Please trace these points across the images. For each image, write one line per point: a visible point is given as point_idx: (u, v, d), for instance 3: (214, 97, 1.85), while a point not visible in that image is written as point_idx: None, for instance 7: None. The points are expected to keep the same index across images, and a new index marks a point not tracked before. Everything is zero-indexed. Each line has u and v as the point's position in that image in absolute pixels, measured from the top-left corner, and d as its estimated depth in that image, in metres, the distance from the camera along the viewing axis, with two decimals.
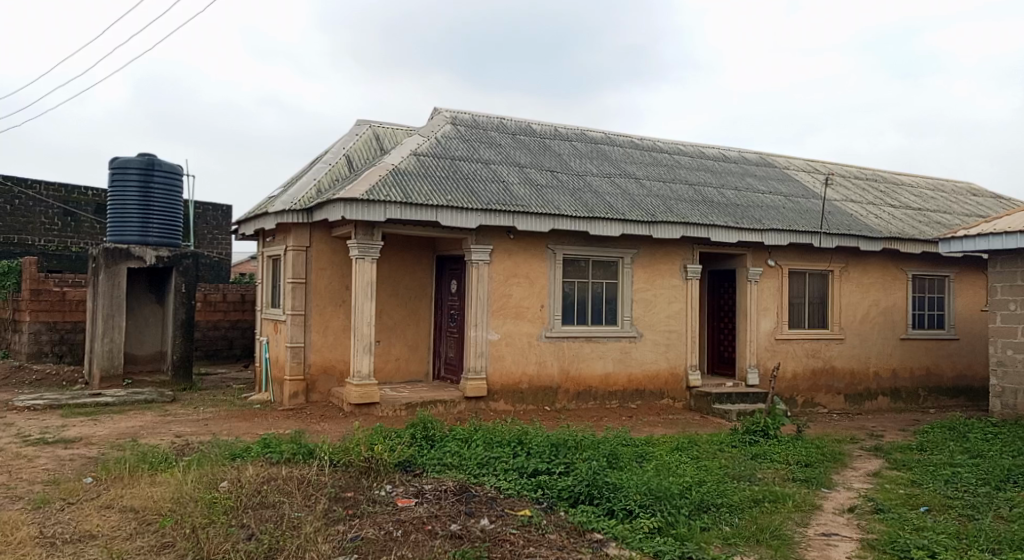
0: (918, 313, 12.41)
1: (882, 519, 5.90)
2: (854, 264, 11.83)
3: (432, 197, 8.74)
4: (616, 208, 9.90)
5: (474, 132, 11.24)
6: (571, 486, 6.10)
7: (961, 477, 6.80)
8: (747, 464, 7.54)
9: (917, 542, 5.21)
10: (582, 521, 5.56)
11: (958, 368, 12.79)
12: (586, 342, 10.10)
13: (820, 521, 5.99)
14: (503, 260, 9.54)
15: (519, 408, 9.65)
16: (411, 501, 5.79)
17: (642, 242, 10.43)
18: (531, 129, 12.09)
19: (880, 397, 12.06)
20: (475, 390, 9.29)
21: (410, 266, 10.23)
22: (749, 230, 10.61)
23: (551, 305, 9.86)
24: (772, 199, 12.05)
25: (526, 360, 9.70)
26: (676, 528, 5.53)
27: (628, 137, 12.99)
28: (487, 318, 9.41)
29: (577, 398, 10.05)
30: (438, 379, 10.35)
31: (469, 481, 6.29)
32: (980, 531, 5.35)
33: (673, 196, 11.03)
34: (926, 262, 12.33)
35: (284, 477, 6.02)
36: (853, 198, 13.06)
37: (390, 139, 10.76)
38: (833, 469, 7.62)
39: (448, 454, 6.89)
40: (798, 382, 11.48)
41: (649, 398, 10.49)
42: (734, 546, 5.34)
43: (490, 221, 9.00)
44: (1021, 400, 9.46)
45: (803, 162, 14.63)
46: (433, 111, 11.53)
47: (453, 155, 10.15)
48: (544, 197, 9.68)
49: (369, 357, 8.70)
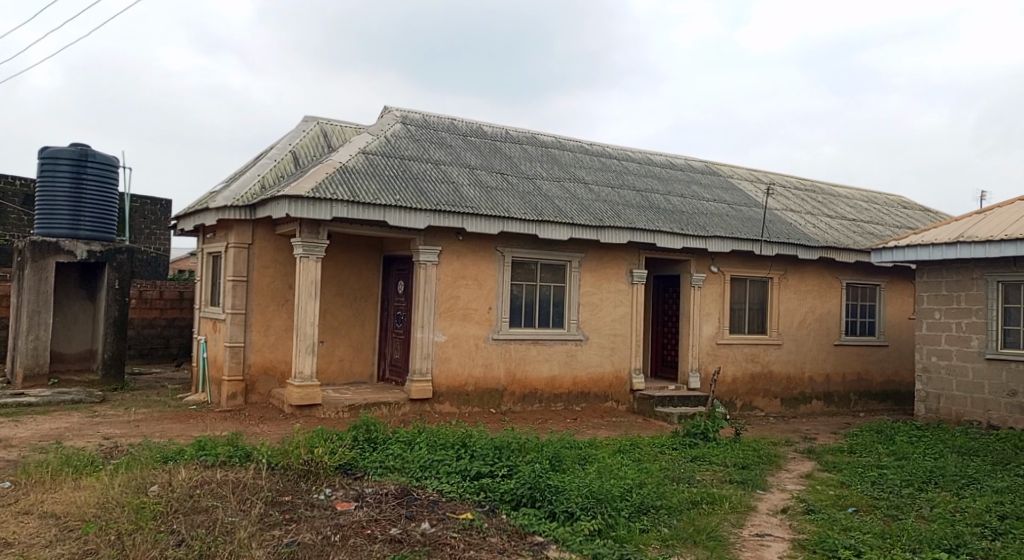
0: (851, 320, 12.82)
1: (812, 519, 6.06)
2: (792, 272, 12.15)
3: (380, 197, 8.66)
4: (565, 212, 9.97)
5: (424, 132, 11.18)
6: (513, 489, 6.12)
7: (887, 478, 7.04)
8: (686, 466, 7.68)
9: (844, 542, 5.36)
10: (524, 524, 5.58)
11: (887, 373, 13.25)
12: (533, 345, 10.14)
13: (754, 522, 6.14)
14: (452, 261, 9.51)
15: (464, 410, 9.62)
16: (351, 504, 5.73)
17: (589, 246, 10.52)
18: (482, 130, 12.10)
19: (814, 401, 12.42)
20: (420, 392, 9.22)
21: (356, 266, 10.13)
22: (693, 236, 10.80)
23: (498, 308, 9.87)
24: (716, 206, 12.30)
25: (472, 362, 9.68)
26: (616, 530, 5.59)
27: (577, 142, 13.11)
28: (434, 320, 9.36)
29: (522, 401, 10.07)
30: (382, 380, 10.25)
31: (410, 485, 6.25)
32: (902, 531, 5.53)
33: (621, 202, 11.15)
34: (860, 271, 12.75)
35: (219, 481, 5.89)
36: (793, 207, 13.42)
37: (338, 136, 10.63)
38: (768, 471, 7.82)
39: (391, 457, 6.84)
40: (737, 386, 11.73)
41: (593, 400, 10.59)
42: (672, 547, 5.43)
43: (439, 222, 8.97)
44: (944, 405, 9.84)
45: (746, 171, 14.98)
46: (382, 109, 11.44)
47: (402, 155, 10.08)
48: (493, 199, 9.68)
49: (312, 358, 8.56)
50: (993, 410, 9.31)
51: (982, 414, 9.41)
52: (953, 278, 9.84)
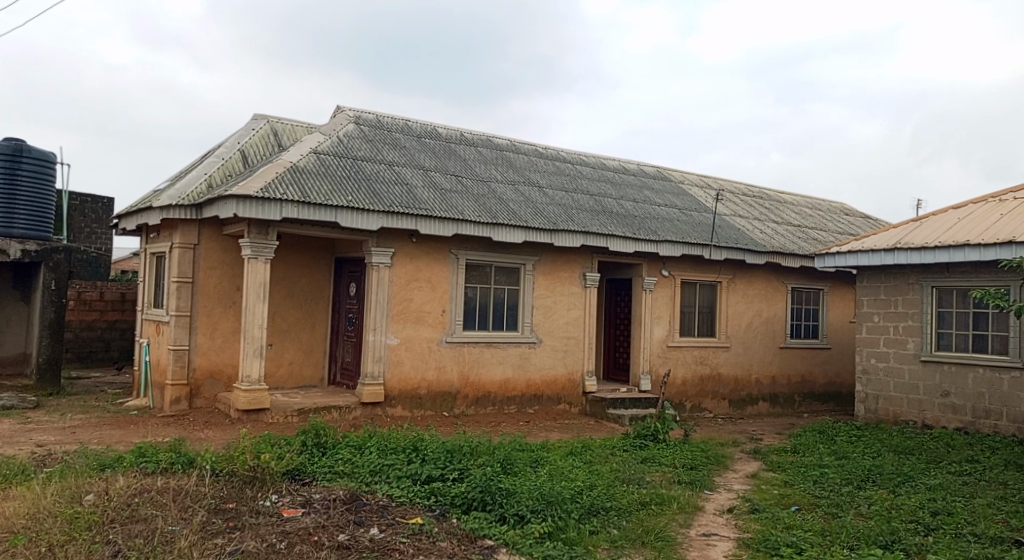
0: (796, 323, 13.14)
1: (757, 518, 6.19)
2: (741, 276, 12.40)
3: (332, 197, 8.56)
4: (519, 216, 10.00)
5: (378, 133, 11.10)
6: (464, 493, 6.11)
7: (828, 477, 7.22)
8: (636, 468, 7.77)
9: (787, 540, 5.49)
10: (474, 528, 5.57)
11: (830, 375, 13.61)
12: (486, 347, 10.14)
13: (701, 522, 6.24)
14: (405, 263, 9.45)
15: (417, 413, 9.56)
16: (297, 511, 5.64)
17: (543, 250, 10.57)
18: (436, 132, 12.06)
19: (761, 402, 12.68)
20: (371, 396, 9.13)
21: (307, 268, 10.00)
22: (645, 241, 10.93)
23: (452, 310, 9.84)
24: (667, 211, 12.47)
25: (425, 366, 9.63)
26: (566, 532, 5.62)
27: (532, 145, 13.16)
28: (387, 322, 9.28)
29: (475, 404, 10.06)
30: (333, 384, 10.13)
31: (360, 490, 6.19)
32: (841, 528, 5.68)
33: (575, 205, 11.24)
34: (805, 276, 13.07)
35: (159, 488, 5.75)
36: (742, 213, 13.70)
37: (289, 135, 10.47)
38: (715, 471, 7.96)
39: (340, 462, 6.76)
40: (687, 387, 11.90)
41: (546, 403, 10.64)
42: (621, 548, 5.48)
43: (392, 223, 8.91)
44: (882, 405, 10.14)
45: (697, 177, 15.23)
46: (335, 109, 11.32)
47: (355, 156, 9.99)
48: (447, 201, 9.66)
49: (260, 362, 8.40)
50: (927, 410, 9.65)
51: (917, 414, 9.74)
52: (891, 283, 10.13)
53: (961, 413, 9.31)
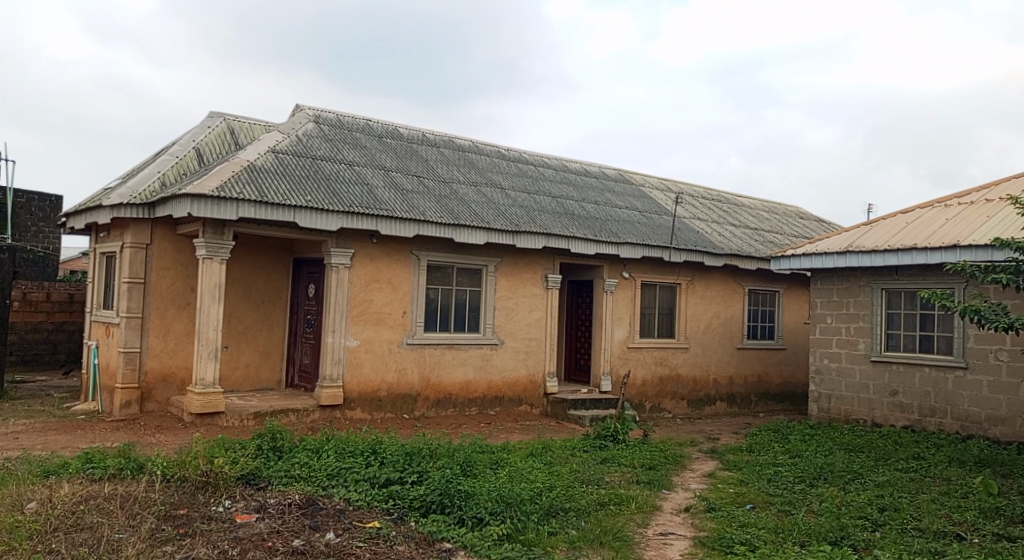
0: (753, 324, 13.35)
1: (713, 517, 6.26)
2: (700, 278, 12.56)
3: (290, 197, 8.45)
4: (481, 217, 9.99)
5: (338, 132, 10.99)
6: (423, 496, 6.07)
7: (782, 476, 7.34)
8: (595, 468, 7.81)
9: (740, 538, 5.57)
10: (432, 531, 5.54)
11: (785, 375, 13.86)
12: (448, 349, 10.10)
13: (659, 521, 6.29)
14: (365, 264, 9.37)
15: (376, 416, 9.49)
16: (251, 516, 5.55)
17: (505, 251, 10.57)
18: (398, 132, 11.99)
19: (718, 402, 12.85)
20: (330, 398, 9.03)
21: (265, 269, 9.86)
22: (606, 242, 10.99)
23: (413, 312, 9.78)
24: (628, 213, 12.58)
25: (385, 368, 9.55)
26: (525, 533, 5.62)
27: (494, 147, 13.16)
28: (346, 324, 9.19)
29: (436, 406, 10.01)
30: (291, 387, 9.99)
31: (316, 494, 6.11)
32: (793, 525, 5.78)
33: (537, 207, 11.26)
34: (762, 278, 13.30)
35: (106, 495, 5.61)
36: (701, 216, 13.87)
37: (247, 134, 10.31)
38: (673, 471, 8.04)
39: (296, 466, 6.67)
40: (646, 388, 12.01)
41: (507, 404, 10.64)
42: (579, 549, 5.50)
43: (352, 224, 8.82)
44: (835, 404, 10.35)
45: (657, 179, 15.39)
46: (295, 108, 11.18)
47: (314, 155, 9.87)
48: (409, 202, 9.60)
49: (214, 364, 8.25)
50: (876, 409, 9.88)
51: (867, 413, 9.97)
52: (843, 285, 10.35)
53: (908, 412, 9.55)
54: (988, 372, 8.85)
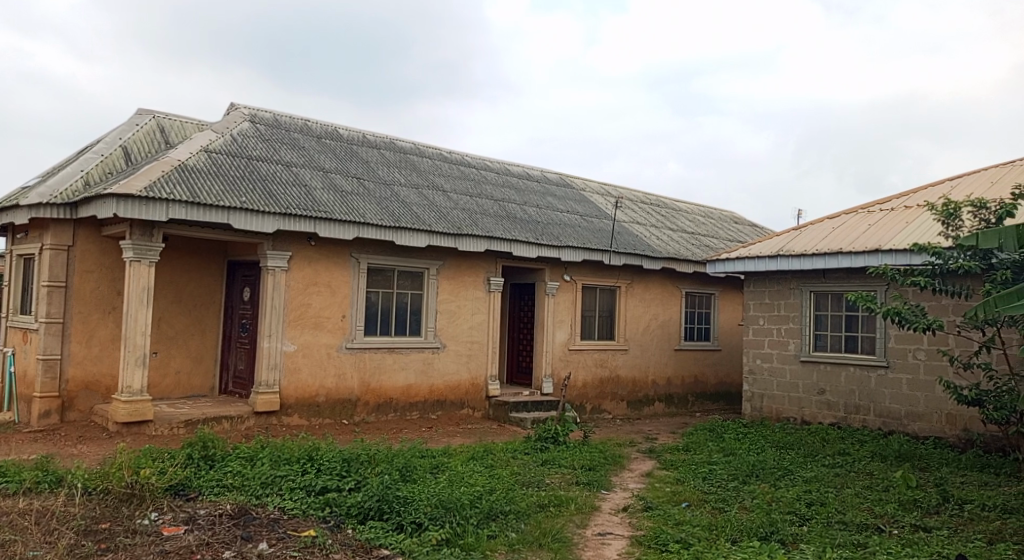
0: (690, 326, 13.60)
1: (649, 516, 6.34)
2: (639, 281, 12.73)
3: (224, 198, 8.23)
4: (423, 219, 9.92)
5: (275, 132, 10.76)
6: (361, 502, 5.98)
7: (716, 474, 7.48)
8: (535, 470, 7.82)
9: (675, 536, 5.64)
10: (370, 538, 5.46)
11: (721, 375, 14.16)
12: (388, 353, 9.98)
13: (597, 522, 6.33)
14: (303, 268, 9.19)
15: (314, 422, 9.31)
16: (179, 529, 5.37)
17: (446, 254, 10.51)
18: (337, 133, 11.82)
19: (657, 403, 13.04)
20: (266, 404, 8.82)
21: (198, 272, 9.59)
22: (548, 245, 11.05)
23: (352, 316, 9.64)
24: (569, 217, 12.67)
25: (324, 373, 9.39)
26: (464, 538, 5.58)
27: (435, 149, 13.10)
28: (282, 328, 9.00)
29: (377, 411, 9.87)
30: (224, 393, 9.72)
31: (249, 503, 5.96)
32: (726, 522, 5.90)
33: (478, 210, 11.24)
34: (698, 281, 13.57)
35: (20, 511, 5.37)
36: (640, 220, 14.08)
37: (177, 132, 10.00)
38: (612, 471, 8.11)
39: (229, 475, 6.49)
40: (587, 390, 12.10)
41: (449, 408, 10.58)
42: (518, 551, 5.48)
43: (289, 226, 8.64)
44: (767, 403, 10.62)
45: (597, 184, 15.55)
46: (229, 106, 10.90)
47: (250, 155, 9.65)
48: (348, 204, 9.46)
49: (142, 371, 7.96)
50: (805, 407, 10.18)
51: (797, 411, 10.25)
52: (774, 288, 10.63)
53: (835, 410, 9.87)
54: (907, 370, 9.21)
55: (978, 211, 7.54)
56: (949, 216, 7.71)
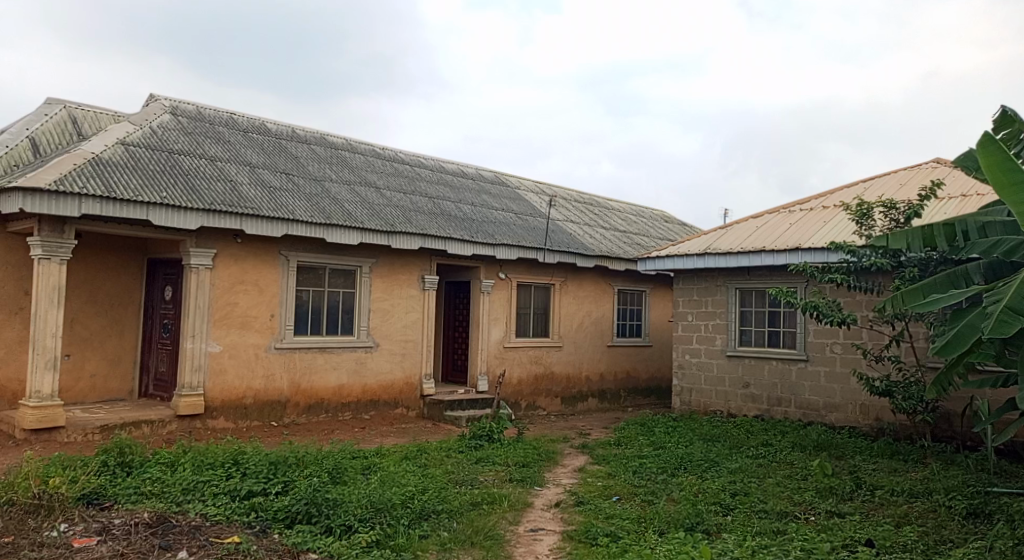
0: (622, 323, 13.76)
1: (580, 510, 6.36)
2: (572, 279, 12.80)
3: (142, 193, 7.89)
4: (355, 217, 9.73)
5: (198, 125, 10.38)
6: (288, 506, 5.82)
7: (646, 467, 7.57)
8: (469, 468, 7.77)
9: (605, 530, 5.67)
10: (297, 542, 5.30)
11: (652, 371, 14.38)
12: (319, 353, 9.75)
13: (530, 518, 6.32)
14: (229, 266, 8.89)
15: (241, 425, 9.02)
16: (91, 540, 5.11)
17: (379, 252, 10.34)
18: (265, 127, 11.50)
19: (590, 399, 13.14)
20: (189, 408, 8.49)
21: (114, 270, 9.18)
22: (483, 243, 10.99)
23: (281, 315, 9.38)
24: (503, 214, 12.65)
25: (252, 374, 9.11)
26: (394, 539, 5.47)
27: (367, 145, 12.88)
28: (207, 329, 8.69)
29: (308, 412, 9.64)
30: (144, 397, 9.33)
31: (169, 511, 5.71)
32: (655, 514, 5.96)
33: (412, 207, 11.10)
34: (630, 278, 13.74)
35: None
36: (573, 218, 14.16)
37: (90, 124, 9.55)
38: (545, 468, 8.12)
39: (149, 482, 6.21)
40: (522, 387, 12.09)
41: (383, 408, 10.42)
42: (450, 551, 5.40)
43: (213, 223, 8.34)
44: (695, 397, 10.82)
45: (532, 182, 15.59)
46: (148, 97, 10.46)
47: (171, 148, 9.28)
48: (277, 200, 9.20)
49: (53, 375, 7.56)
50: (731, 400, 10.41)
51: (724, 404, 10.48)
52: (702, 285, 10.84)
53: (758, 402, 10.13)
54: (825, 363, 9.52)
55: (888, 211, 7.85)
56: (862, 216, 8.00)
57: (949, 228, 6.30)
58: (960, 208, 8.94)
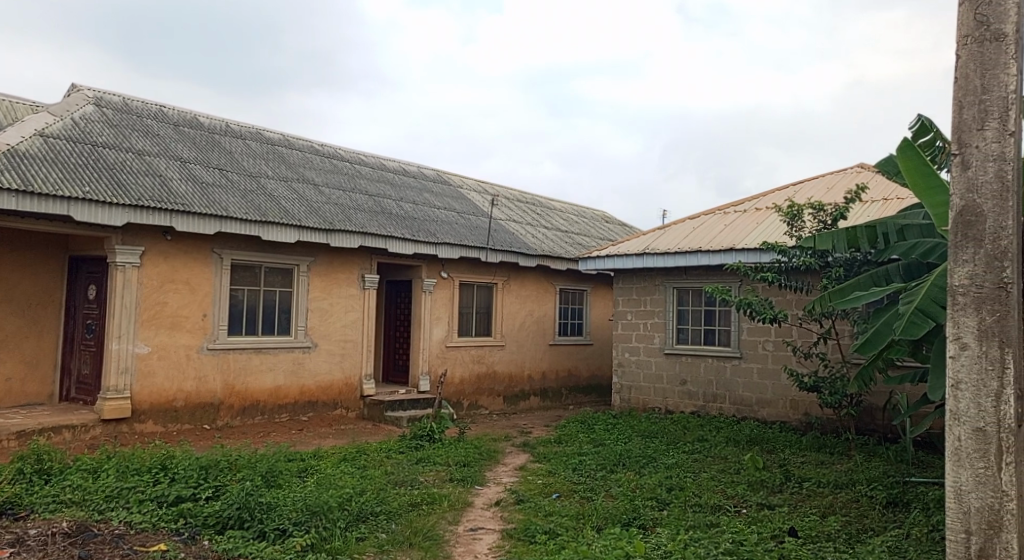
0: (563, 321, 13.80)
1: (521, 508, 6.32)
2: (515, 278, 12.76)
3: (63, 187, 7.51)
4: (292, 214, 9.47)
5: (124, 117, 9.96)
6: (219, 511, 5.60)
7: (586, 464, 7.57)
8: (409, 469, 7.64)
9: (544, 527, 5.64)
10: (228, 548, 5.10)
11: (592, 369, 14.46)
12: (254, 354, 9.47)
13: (470, 517, 6.23)
14: (158, 264, 8.55)
15: (171, 429, 8.67)
16: (3, 552, 4.81)
17: (318, 250, 10.09)
18: (197, 121, 11.12)
19: (532, 397, 13.13)
20: (114, 412, 8.12)
21: (33, 268, 8.73)
22: (424, 242, 10.85)
23: (214, 314, 9.07)
24: (445, 213, 12.52)
25: (182, 376, 8.77)
26: (330, 542, 5.31)
27: (305, 141, 12.59)
28: (134, 329, 8.34)
29: (242, 414, 9.34)
30: (66, 400, 8.90)
31: (90, 519, 5.43)
32: (594, 510, 5.95)
33: (352, 205, 10.88)
34: (571, 277, 13.78)
35: None
36: (515, 218, 14.13)
37: (7, 114, 9.07)
38: (486, 466, 8.04)
39: (68, 489, 5.90)
40: (464, 386, 11.99)
41: (321, 409, 10.18)
42: (387, 553, 5.27)
43: (140, 219, 8.01)
44: (634, 395, 10.91)
45: (474, 181, 15.49)
46: (70, 87, 9.98)
47: (95, 141, 8.87)
48: (209, 196, 8.89)
49: None
50: (669, 397, 10.53)
51: (662, 401, 10.59)
52: (641, 285, 10.93)
53: (695, 399, 10.26)
54: (758, 360, 9.70)
55: (817, 213, 8.03)
56: (793, 217, 8.17)
57: (870, 231, 6.39)
58: (882, 211, 9.22)
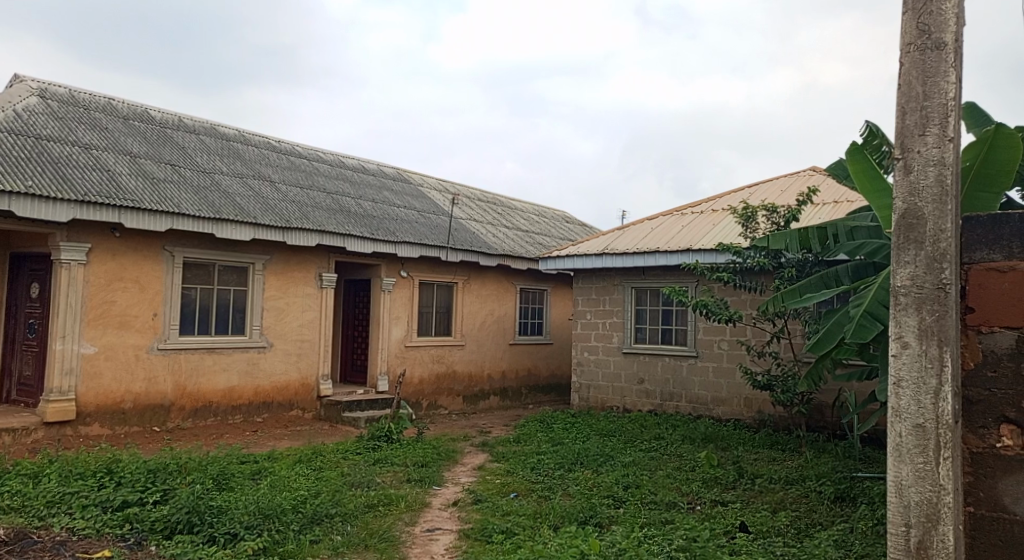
0: (523, 321, 13.81)
1: (478, 508, 6.29)
2: (475, 277, 12.72)
3: (4, 181, 7.25)
4: (247, 211, 9.29)
5: (70, 110, 9.66)
6: (167, 516, 5.46)
7: (544, 463, 7.57)
8: (366, 469, 7.55)
9: (500, 527, 5.62)
10: (175, 553, 4.97)
11: (552, 368, 14.49)
12: (207, 354, 9.27)
13: (427, 518, 6.18)
14: (105, 262, 8.32)
15: (119, 431, 8.44)
16: None
17: (274, 248, 9.92)
18: (148, 115, 10.84)
19: (492, 397, 13.09)
20: (58, 414, 7.87)
21: None
22: (383, 240, 10.74)
23: (165, 314, 8.86)
24: (405, 212, 12.42)
25: (131, 377, 8.54)
26: (283, 545, 5.21)
27: (262, 137, 12.38)
28: (80, 329, 8.10)
29: (194, 416, 9.13)
30: (7, 402, 8.60)
31: (30, 526, 5.24)
32: (551, 509, 5.95)
33: (310, 202, 10.73)
34: (531, 277, 13.79)
35: None
36: (476, 217, 14.09)
37: None
38: (444, 467, 7.99)
39: (8, 495, 5.70)
40: (423, 386, 11.92)
41: (276, 410, 10.01)
42: (342, 555, 5.19)
43: (87, 215, 7.77)
44: (593, 394, 10.95)
45: (434, 180, 15.41)
46: (13, 78, 9.65)
47: (38, 134, 8.58)
48: (160, 193, 8.67)
49: None
50: (627, 396, 10.59)
51: (620, 400, 10.65)
52: (600, 284, 10.98)
53: (653, 397, 10.34)
54: (714, 359, 9.82)
55: (771, 215, 8.16)
56: (747, 219, 8.28)
57: (821, 232, 6.49)
58: (833, 213, 9.40)
